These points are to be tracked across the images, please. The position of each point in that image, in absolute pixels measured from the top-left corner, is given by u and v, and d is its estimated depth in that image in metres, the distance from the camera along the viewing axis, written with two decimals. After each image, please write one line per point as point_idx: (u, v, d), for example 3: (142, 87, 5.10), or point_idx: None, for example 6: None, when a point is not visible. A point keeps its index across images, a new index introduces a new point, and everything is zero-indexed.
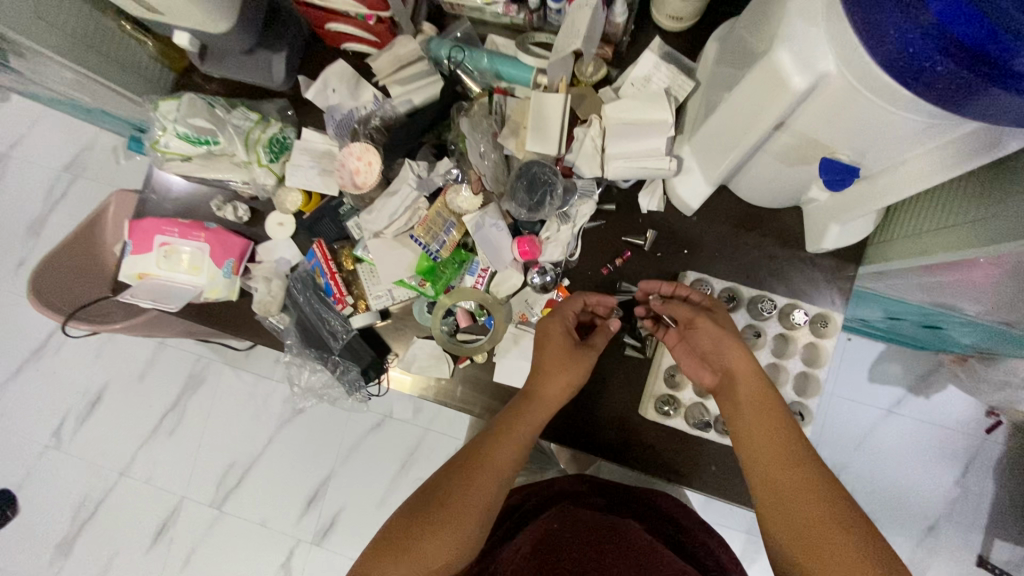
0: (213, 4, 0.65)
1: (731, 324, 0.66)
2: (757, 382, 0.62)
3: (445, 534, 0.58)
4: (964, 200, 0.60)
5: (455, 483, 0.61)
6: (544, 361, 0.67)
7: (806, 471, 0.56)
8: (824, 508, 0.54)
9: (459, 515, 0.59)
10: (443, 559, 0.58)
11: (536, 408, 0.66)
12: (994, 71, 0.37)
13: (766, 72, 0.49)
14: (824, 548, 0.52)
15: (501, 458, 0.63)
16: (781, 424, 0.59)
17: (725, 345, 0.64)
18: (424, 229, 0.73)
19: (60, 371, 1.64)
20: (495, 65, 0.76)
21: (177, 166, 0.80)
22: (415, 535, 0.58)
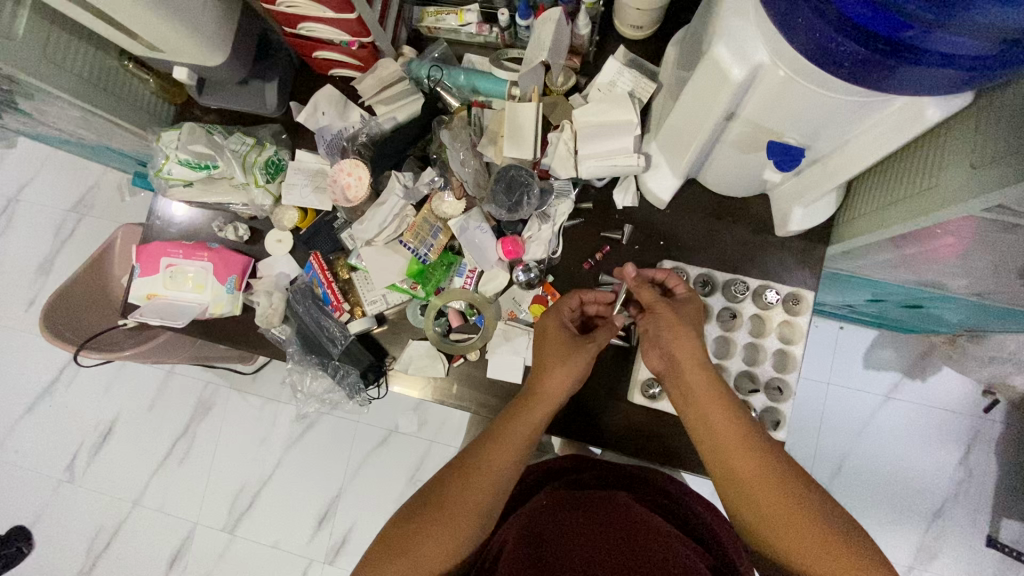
0: (208, 40, 0.71)
1: (688, 312, 0.68)
2: (702, 371, 0.63)
3: (443, 534, 0.61)
4: (903, 172, 0.65)
5: (452, 484, 0.65)
6: (545, 358, 0.71)
7: (759, 452, 0.59)
8: (779, 486, 0.57)
9: (455, 516, 0.62)
10: (441, 556, 0.61)
11: (541, 409, 0.69)
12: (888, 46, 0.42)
13: (710, 66, 0.54)
14: (778, 523, 0.56)
15: (500, 457, 0.66)
16: (734, 409, 0.61)
17: (675, 333, 0.65)
18: (412, 234, 0.78)
19: (72, 406, 1.68)
20: (472, 81, 0.82)
21: (181, 192, 0.86)
22: (414, 536, 0.62)
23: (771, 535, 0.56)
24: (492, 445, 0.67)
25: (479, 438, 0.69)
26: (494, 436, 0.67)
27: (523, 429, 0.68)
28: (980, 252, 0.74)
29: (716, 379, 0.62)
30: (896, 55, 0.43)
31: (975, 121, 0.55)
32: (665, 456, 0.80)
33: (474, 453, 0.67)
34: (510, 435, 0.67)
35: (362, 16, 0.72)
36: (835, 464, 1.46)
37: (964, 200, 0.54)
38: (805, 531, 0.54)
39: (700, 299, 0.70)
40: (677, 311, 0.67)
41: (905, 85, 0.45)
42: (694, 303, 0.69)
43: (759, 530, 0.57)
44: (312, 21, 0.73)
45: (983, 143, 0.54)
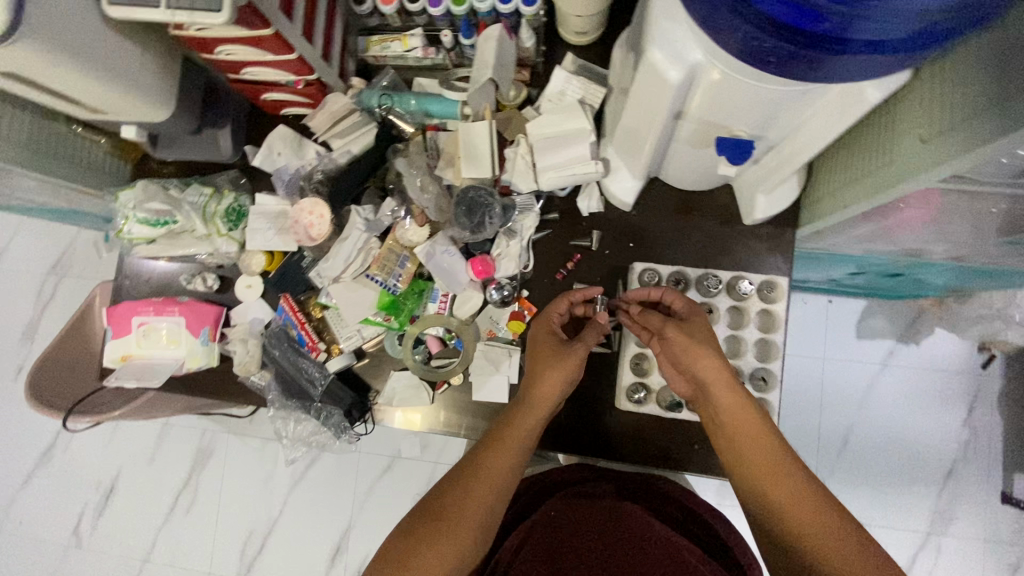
0: (150, 96, 0.70)
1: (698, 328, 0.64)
2: (732, 396, 0.60)
3: (447, 542, 0.58)
4: (859, 151, 0.65)
5: (456, 493, 0.62)
6: (536, 364, 0.69)
7: (786, 470, 0.58)
8: (799, 491, 0.57)
9: (458, 527, 0.60)
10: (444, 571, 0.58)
11: (532, 418, 0.67)
12: (807, 40, 0.43)
13: (648, 70, 0.54)
14: (796, 527, 0.55)
15: (499, 465, 0.64)
16: (756, 421, 0.60)
17: (691, 354, 0.62)
18: (379, 266, 0.78)
19: (72, 469, 1.66)
20: (423, 104, 0.81)
21: (144, 250, 0.85)
22: (416, 550, 0.58)
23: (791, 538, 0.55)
24: (487, 456, 0.65)
25: (477, 447, 0.67)
26: (492, 443, 0.66)
27: (520, 433, 0.66)
28: (949, 219, 0.73)
29: (746, 404, 0.60)
30: (819, 48, 0.43)
31: (920, 95, 0.56)
32: (660, 458, 0.79)
33: (473, 461, 0.65)
34: (506, 442, 0.66)
35: (302, 55, 0.72)
36: (841, 438, 1.45)
37: (918, 173, 0.53)
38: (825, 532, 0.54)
39: (702, 310, 0.67)
40: (696, 330, 0.64)
41: (835, 73, 0.45)
42: (699, 316, 0.66)
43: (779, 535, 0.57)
44: (254, 66, 0.72)
45: (929, 116, 0.54)
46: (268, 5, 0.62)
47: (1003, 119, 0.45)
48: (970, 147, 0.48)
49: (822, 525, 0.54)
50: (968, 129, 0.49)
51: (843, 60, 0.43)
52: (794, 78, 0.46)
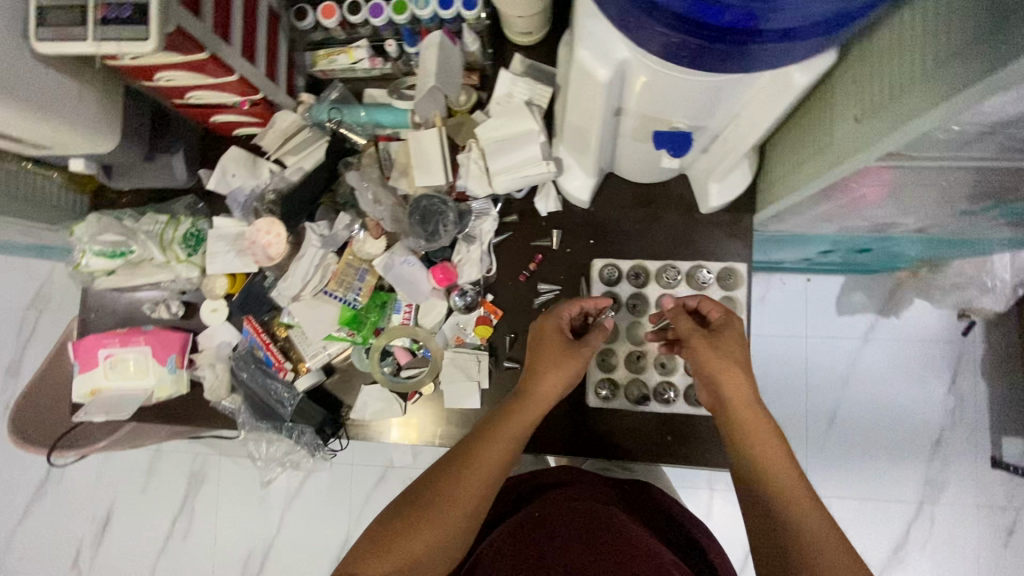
0: (94, 128, 0.70)
1: (727, 338, 0.64)
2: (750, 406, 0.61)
3: (431, 532, 0.57)
4: (802, 132, 0.65)
5: (444, 482, 0.60)
6: (538, 361, 0.69)
7: (799, 490, 0.56)
8: (810, 512, 0.54)
9: (444, 514, 0.58)
10: (426, 557, 0.56)
11: (529, 412, 0.66)
12: (713, 35, 0.43)
13: (577, 70, 0.54)
14: (796, 530, 0.53)
15: (493, 457, 0.62)
16: (772, 430, 0.60)
17: (719, 363, 0.62)
18: (336, 282, 0.78)
19: (66, 502, 1.65)
20: (373, 116, 0.81)
21: (107, 281, 0.86)
22: (401, 534, 0.57)
23: (788, 541, 0.53)
24: (480, 445, 0.63)
25: (471, 434, 0.65)
26: (487, 432, 0.64)
27: (514, 427, 0.65)
28: (903, 194, 0.73)
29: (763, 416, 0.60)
30: (724, 42, 0.43)
31: (856, 73, 0.55)
32: (633, 452, 0.78)
33: (467, 448, 0.63)
34: (500, 435, 0.64)
35: (244, 76, 0.71)
36: (828, 414, 1.45)
37: (853, 155, 0.54)
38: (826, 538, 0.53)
39: (739, 321, 0.65)
40: (724, 342, 0.63)
41: (745, 62, 0.46)
42: (733, 326, 0.65)
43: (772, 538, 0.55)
44: (196, 90, 0.72)
45: (863, 95, 0.54)
46: (200, 30, 0.61)
47: (921, 97, 0.46)
48: (894, 127, 0.48)
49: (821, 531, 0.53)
50: (897, 106, 0.48)
51: (753, 51, 0.44)
52: (709, 69, 0.47)
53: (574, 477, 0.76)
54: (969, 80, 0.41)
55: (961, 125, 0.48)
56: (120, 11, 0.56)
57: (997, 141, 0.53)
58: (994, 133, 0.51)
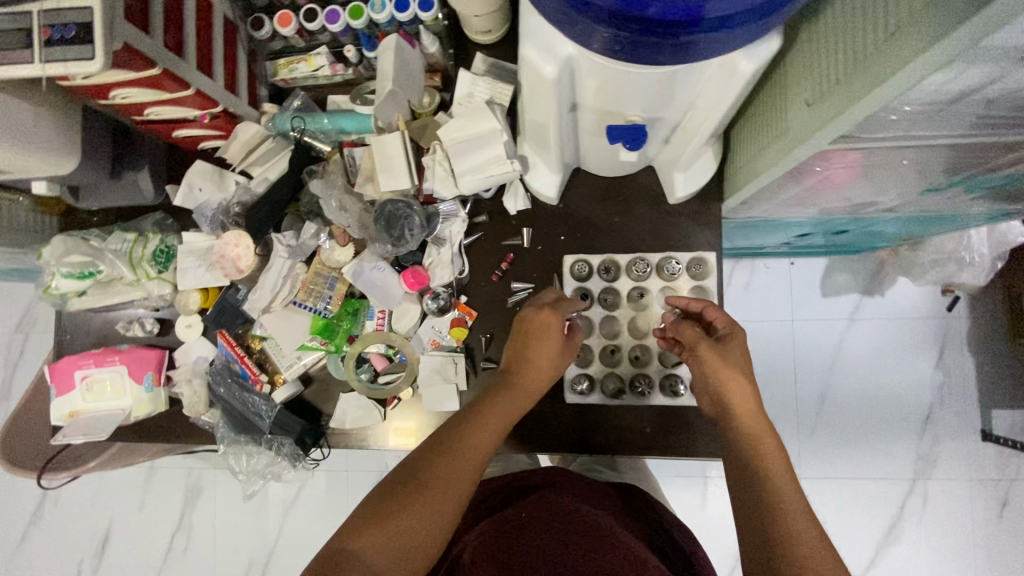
0: (53, 150, 0.69)
1: (732, 348, 0.63)
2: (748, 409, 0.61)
3: (422, 513, 0.54)
4: (761, 118, 0.65)
5: (435, 464, 0.57)
6: (537, 353, 0.69)
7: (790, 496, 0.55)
8: (798, 516, 0.54)
9: (442, 491, 0.56)
10: (420, 535, 0.54)
11: (516, 397, 0.66)
12: (641, 27, 0.43)
13: (525, 70, 0.54)
14: (784, 528, 0.53)
15: (489, 435, 0.61)
16: (772, 437, 0.60)
17: (726, 369, 0.61)
18: (306, 292, 0.78)
19: (63, 524, 1.64)
20: (337, 123, 0.81)
21: (78, 303, 0.85)
22: (396, 510, 0.54)
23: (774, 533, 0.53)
24: (469, 427, 0.61)
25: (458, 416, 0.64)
26: (477, 414, 0.63)
27: (503, 410, 0.64)
28: (868, 174, 0.73)
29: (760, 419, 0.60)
30: (654, 33, 0.43)
31: (807, 57, 0.55)
32: (611, 446, 0.78)
33: (458, 431, 0.61)
34: (489, 419, 0.62)
35: (200, 89, 0.71)
36: (818, 397, 1.44)
37: (807, 140, 0.54)
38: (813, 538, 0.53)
39: (744, 330, 0.64)
40: (730, 349, 0.63)
41: (680, 52, 0.46)
42: (738, 337, 0.64)
43: (757, 533, 0.55)
44: (154, 106, 0.71)
45: (812, 79, 0.54)
46: (150, 46, 0.60)
47: (864, 78, 0.46)
48: (842, 110, 0.48)
49: (804, 528, 0.53)
50: (842, 90, 0.49)
51: (686, 41, 0.44)
52: (645, 60, 0.47)
53: (560, 478, 0.75)
54: (906, 59, 0.41)
55: (909, 105, 0.49)
56: (64, 32, 0.54)
57: (950, 118, 0.53)
58: (945, 111, 0.51)
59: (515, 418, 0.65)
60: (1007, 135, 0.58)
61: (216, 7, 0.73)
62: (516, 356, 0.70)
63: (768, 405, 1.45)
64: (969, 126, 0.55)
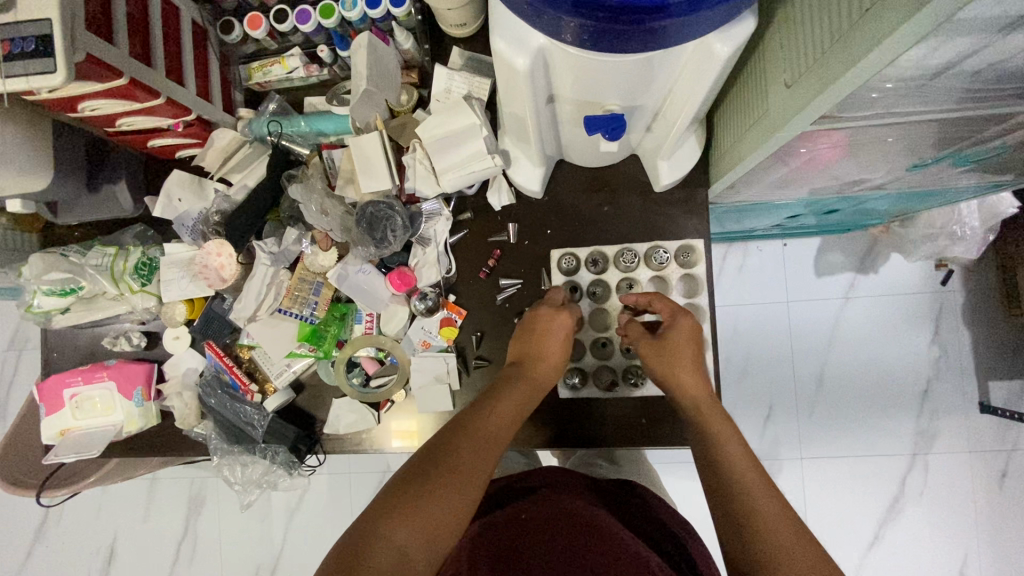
0: (24, 167, 0.68)
1: (671, 338, 0.70)
2: (694, 393, 0.67)
3: (451, 495, 0.53)
4: (741, 101, 0.64)
5: (459, 449, 0.57)
6: (546, 346, 0.71)
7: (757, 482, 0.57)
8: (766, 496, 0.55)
9: (467, 478, 0.55)
10: (447, 521, 0.52)
11: (527, 387, 0.68)
12: (608, 13, 0.43)
13: (498, 63, 0.53)
14: (753, 507, 0.54)
15: (505, 425, 0.63)
16: (727, 422, 0.63)
17: (673, 358, 0.69)
18: (291, 298, 0.77)
19: (69, 539, 1.63)
20: (314, 125, 0.80)
21: (63, 320, 0.84)
22: (424, 497, 0.52)
23: (745, 525, 0.54)
24: (488, 415, 0.62)
25: (470, 408, 0.64)
26: (492, 403, 0.64)
27: (515, 400, 0.65)
28: (855, 152, 0.72)
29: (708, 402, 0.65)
30: (621, 21, 0.43)
31: (784, 38, 0.54)
32: (608, 438, 0.78)
33: (476, 418, 0.61)
34: (503, 406, 0.64)
35: (171, 96, 0.69)
36: (816, 377, 1.44)
37: (787, 124, 0.53)
38: (790, 531, 0.52)
39: (682, 319, 0.71)
40: (671, 341, 0.69)
41: (653, 40, 0.46)
42: (677, 325, 0.70)
43: (723, 509, 0.56)
44: (125, 116, 0.69)
45: (790, 60, 0.53)
46: (115, 56, 0.59)
47: (841, 56, 0.45)
48: (821, 91, 0.48)
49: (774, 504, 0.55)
50: (821, 69, 0.47)
51: (656, 28, 0.44)
52: (619, 51, 0.47)
53: (556, 477, 0.75)
54: (883, 34, 0.39)
55: (891, 81, 0.48)
56: (23, 45, 0.53)
57: (935, 92, 0.52)
58: (927, 85, 0.50)
59: (525, 408, 0.67)
60: (991, 106, 0.57)
61: (183, 12, 0.72)
62: (523, 350, 0.72)
63: (767, 388, 1.45)
64: (953, 99, 0.54)
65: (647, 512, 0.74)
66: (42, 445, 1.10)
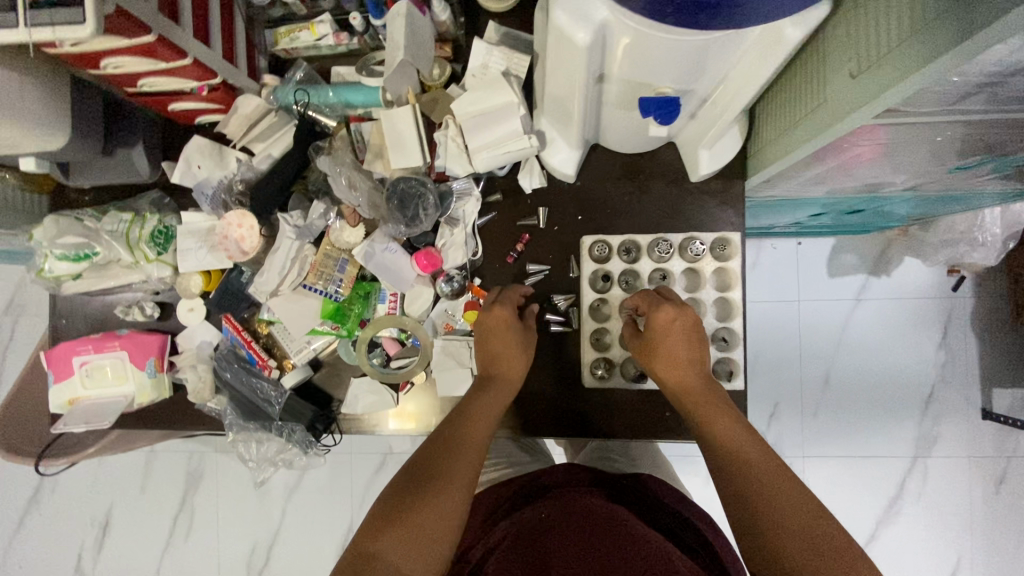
0: (44, 125, 0.65)
1: (653, 337, 0.69)
2: (695, 391, 0.66)
3: (441, 504, 0.52)
4: (794, 94, 0.62)
5: (439, 460, 0.57)
6: (494, 340, 0.70)
7: (769, 474, 0.56)
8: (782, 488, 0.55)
9: (450, 486, 0.54)
10: (437, 531, 0.51)
11: (496, 391, 0.67)
12: None
13: (556, 35, 0.51)
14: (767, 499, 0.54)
15: (478, 429, 0.62)
16: (734, 422, 0.63)
17: (652, 358, 0.69)
18: (315, 274, 0.75)
19: (64, 507, 1.62)
20: (342, 95, 0.77)
21: (72, 286, 0.82)
22: (412, 508, 0.52)
23: (766, 518, 0.53)
24: (465, 424, 0.62)
25: (450, 419, 0.64)
26: (470, 411, 0.64)
27: (489, 405, 0.65)
28: (896, 152, 0.70)
29: (713, 401, 0.65)
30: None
31: (852, 26, 0.52)
32: (633, 429, 0.77)
33: (450, 429, 0.61)
34: (475, 410, 0.64)
35: (197, 58, 0.65)
36: (822, 377, 1.44)
37: (845, 117, 0.51)
38: (806, 518, 0.52)
39: (656, 313, 0.68)
40: (659, 341, 0.68)
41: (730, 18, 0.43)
42: (656, 319, 0.68)
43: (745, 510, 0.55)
44: (148, 77, 0.66)
45: (858, 49, 0.51)
46: (146, 11, 0.56)
47: (920, 49, 0.42)
48: (888, 87, 0.46)
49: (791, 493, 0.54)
50: (896, 61, 0.45)
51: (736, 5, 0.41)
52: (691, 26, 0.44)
53: (577, 475, 0.74)
54: (974, 27, 0.38)
55: (967, 76, 0.46)
56: None
57: (1005, 91, 0.50)
58: (999, 83, 0.48)
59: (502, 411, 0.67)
60: None
61: None
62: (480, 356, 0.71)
63: (774, 385, 1.45)
64: (1018, 100, 0.52)
65: (670, 510, 0.71)
66: (43, 413, 1.08)
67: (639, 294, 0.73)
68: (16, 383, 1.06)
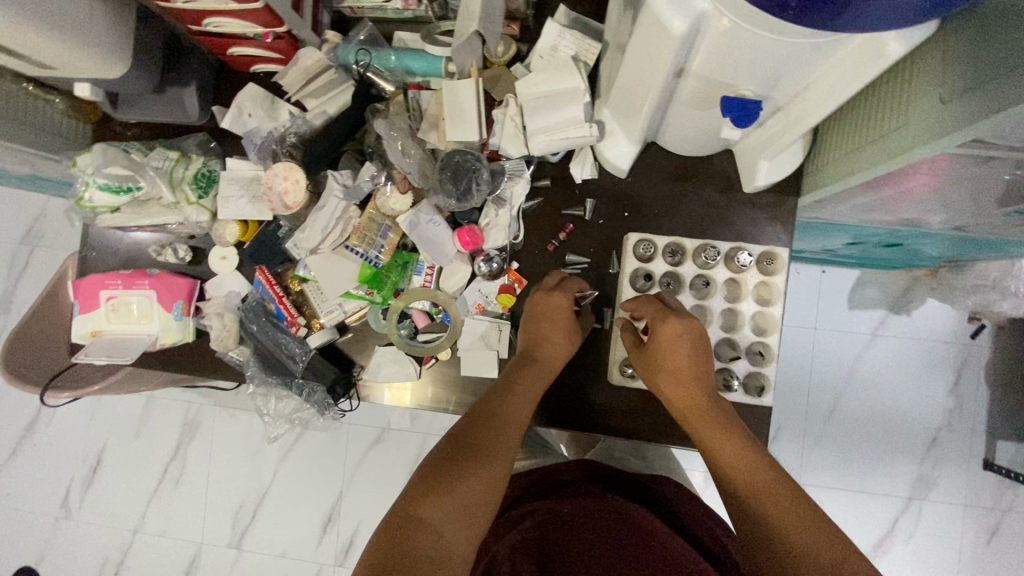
0: (107, 51, 0.64)
1: (658, 351, 0.67)
2: (699, 408, 0.66)
3: (483, 476, 0.54)
4: (871, 115, 0.61)
5: (481, 433, 0.59)
6: (545, 328, 0.71)
7: (787, 502, 0.56)
8: (798, 517, 0.54)
9: (492, 459, 0.56)
10: (478, 500, 0.52)
11: (537, 374, 0.68)
12: None
13: (650, 20, 0.50)
14: (787, 527, 0.54)
15: (517, 406, 0.64)
16: (744, 441, 0.62)
17: (657, 374, 0.68)
18: (358, 237, 0.74)
19: (57, 442, 1.62)
20: (404, 61, 0.75)
21: (109, 219, 0.81)
22: (454, 476, 0.53)
23: (786, 547, 0.52)
24: (506, 400, 0.64)
25: (486, 398, 0.64)
26: (512, 388, 0.65)
27: (530, 385, 0.66)
28: (955, 189, 0.70)
29: (716, 420, 0.64)
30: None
31: (950, 52, 0.51)
32: (654, 431, 0.76)
33: (493, 404, 0.63)
34: (519, 389, 0.65)
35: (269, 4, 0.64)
36: (829, 408, 1.43)
37: (920, 145, 0.50)
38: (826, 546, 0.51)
39: (661, 328, 0.67)
40: (664, 356, 0.67)
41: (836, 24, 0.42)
42: (660, 334, 0.67)
43: (761, 534, 0.55)
44: (216, 16, 0.65)
45: (953, 77, 0.49)
46: None
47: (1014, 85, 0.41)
48: (969, 122, 0.45)
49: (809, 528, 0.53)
50: (987, 94, 0.44)
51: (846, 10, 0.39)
52: (802, 25, 0.42)
53: (594, 474, 0.72)
54: None
55: None
56: None
57: None
58: None
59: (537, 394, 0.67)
60: None
61: None
62: (524, 336, 0.72)
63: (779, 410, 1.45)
64: None
65: (692, 520, 0.69)
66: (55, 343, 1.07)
67: (641, 300, 0.72)
68: (33, 307, 1.05)
